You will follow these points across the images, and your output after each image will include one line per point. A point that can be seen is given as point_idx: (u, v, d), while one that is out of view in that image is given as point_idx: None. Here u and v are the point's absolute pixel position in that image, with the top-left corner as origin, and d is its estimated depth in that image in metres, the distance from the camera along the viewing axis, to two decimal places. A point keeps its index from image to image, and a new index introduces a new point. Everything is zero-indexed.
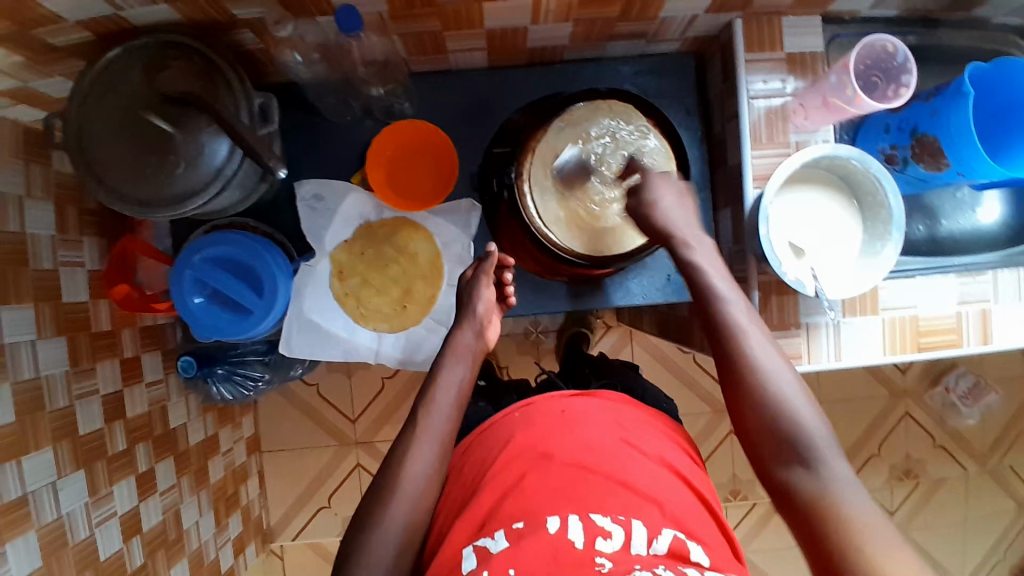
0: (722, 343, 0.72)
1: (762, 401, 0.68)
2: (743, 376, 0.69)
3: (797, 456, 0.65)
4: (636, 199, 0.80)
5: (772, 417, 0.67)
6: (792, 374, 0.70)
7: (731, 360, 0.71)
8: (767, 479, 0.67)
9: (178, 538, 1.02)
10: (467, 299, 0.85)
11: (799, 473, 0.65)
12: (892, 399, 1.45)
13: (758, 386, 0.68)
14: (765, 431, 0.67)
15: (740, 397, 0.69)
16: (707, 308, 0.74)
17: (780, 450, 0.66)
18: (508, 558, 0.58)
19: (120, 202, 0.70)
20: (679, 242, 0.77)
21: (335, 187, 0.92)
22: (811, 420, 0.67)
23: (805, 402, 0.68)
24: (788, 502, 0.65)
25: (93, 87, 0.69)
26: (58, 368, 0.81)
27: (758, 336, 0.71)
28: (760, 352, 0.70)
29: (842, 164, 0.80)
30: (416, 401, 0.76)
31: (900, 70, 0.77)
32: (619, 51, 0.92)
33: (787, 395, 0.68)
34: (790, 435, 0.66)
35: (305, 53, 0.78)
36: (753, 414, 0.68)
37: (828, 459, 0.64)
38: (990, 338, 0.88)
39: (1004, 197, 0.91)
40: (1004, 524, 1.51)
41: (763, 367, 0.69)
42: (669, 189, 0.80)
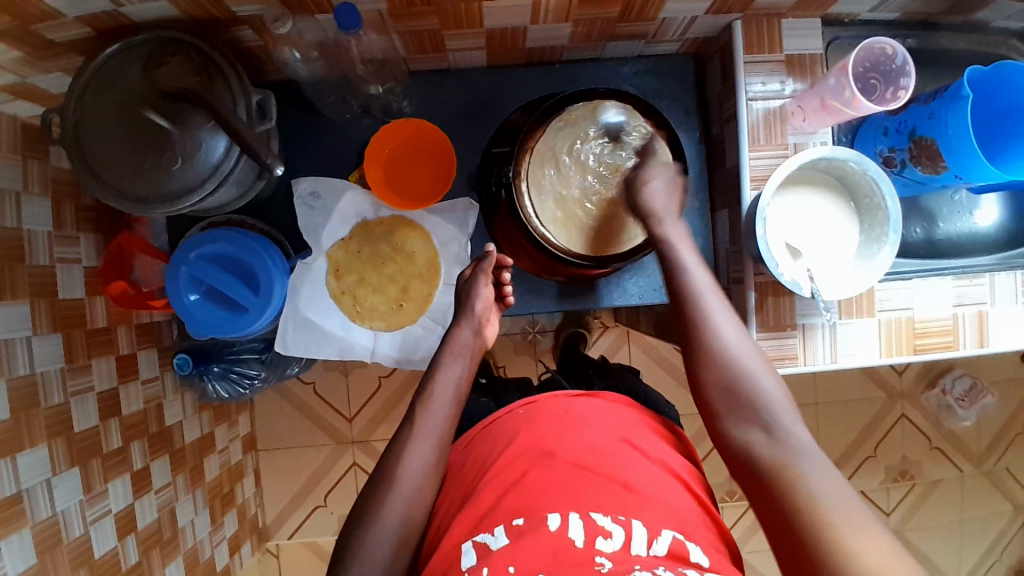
0: (689, 313, 0.75)
1: (724, 366, 0.71)
2: (707, 342, 0.72)
3: (756, 419, 0.67)
4: (632, 174, 0.83)
5: (734, 381, 0.70)
6: (755, 352, 0.72)
7: (697, 337, 0.73)
8: (726, 444, 0.69)
9: (173, 536, 1.01)
10: (465, 298, 0.85)
11: (757, 436, 0.67)
12: (889, 401, 1.46)
13: (722, 361, 0.71)
14: (726, 393, 0.70)
15: (703, 363, 0.72)
16: (676, 279, 0.77)
17: (740, 413, 0.68)
18: (508, 556, 0.58)
19: (118, 199, 0.69)
20: (652, 217, 0.81)
21: (332, 185, 0.92)
22: (771, 387, 0.69)
23: (766, 371, 0.70)
24: (746, 465, 0.66)
25: (91, 83, 0.69)
26: (54, 365, 0.80)
27: (724, 308, 0.75)
28: (724, 323, 0.73)
29: (840, 166, 0.80)
30: (413, 399, 0.77)
31: (899, 73, 0.78)
32: (618, 52, 0.92)
33: (748, 363, 0.71)
34: (749, 398, 0.69)
35: (304, 51, 0.77)
36: (715, 377, 0.71)
37: (786, 425, 0.66)
38: (985, 341, 0.88)
39: (1002, 200, 0.91)
40: (1000, 526, 1.51)
41: (727, 336, 0.72)
42: (661, 174, 0.83)
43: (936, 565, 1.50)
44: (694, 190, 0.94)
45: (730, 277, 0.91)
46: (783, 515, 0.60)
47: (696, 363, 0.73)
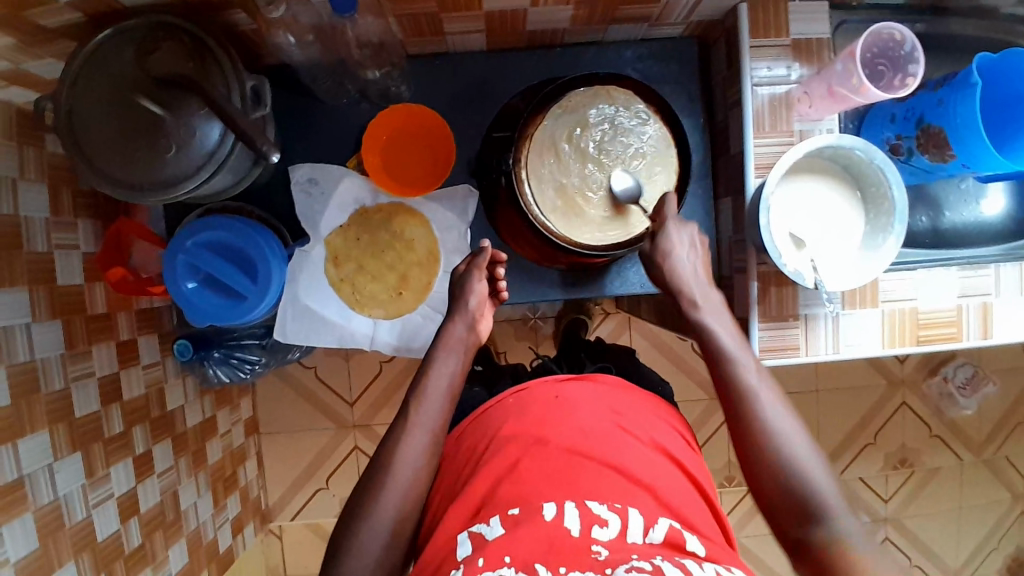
0: (735, 404, 0.71)
1: (775, 459, 0.67)
2: (755, 434, 0.69)
3: (812, 516, 0.64)
4: (652, 244, 0.81)
5: (788, 476, 0.66)
6: (803, 431, 0.69)
7: (738, 419, 0.70)
8: (780, 534, 0.66)
9: (175, 519, 1.02)
10: (459, 293, 0.83)
11: (810, 528, 0.64)
12: (889, 388, 1.45)
13: (767, 444, 0.68)
14: (781, 489, 0.66)
15: (753, 457, 0.68)
16: (714, 360, 0.74)
17: (797, 511, 0.65)
18: (504, 545, 0.58)
19: (112, 186, 0.68)
20: (686, 298, 0.78)
21: (329, 171, 0.91)
22: (824, 479, 0.66)
23: (819, 460, 0.67)
24: (806, 560, 0.64)
25: (84, 69, 0.67)
26: (54, 351, 0.80)
27: (770, 396, 0.71)
28: (772, 414, 0.70)
29: (846, 154, 0.78)
30: (406, 395, 0.75)
31: (907, 60, 0.76)
32: (621, 35, 0.90)
33: (798, 453, 0.67)
34: (806, 494, 0.65)
35: (300, 35, 0.76)
36: (767, 473, 0.67)
37: (843, 518, 0.63)
38: (990, 332, 0.88)
39: (1008, 188, 0.90)
40: (999, 514, 1.52)
41: (775, 428, 0.68)
42: (684, 240, 0.80)
43: (936, 552, 1.50)
44: (697, 177, 0.93)
45: (733, 266, 0.90)
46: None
47: (746, 456, 0.69)
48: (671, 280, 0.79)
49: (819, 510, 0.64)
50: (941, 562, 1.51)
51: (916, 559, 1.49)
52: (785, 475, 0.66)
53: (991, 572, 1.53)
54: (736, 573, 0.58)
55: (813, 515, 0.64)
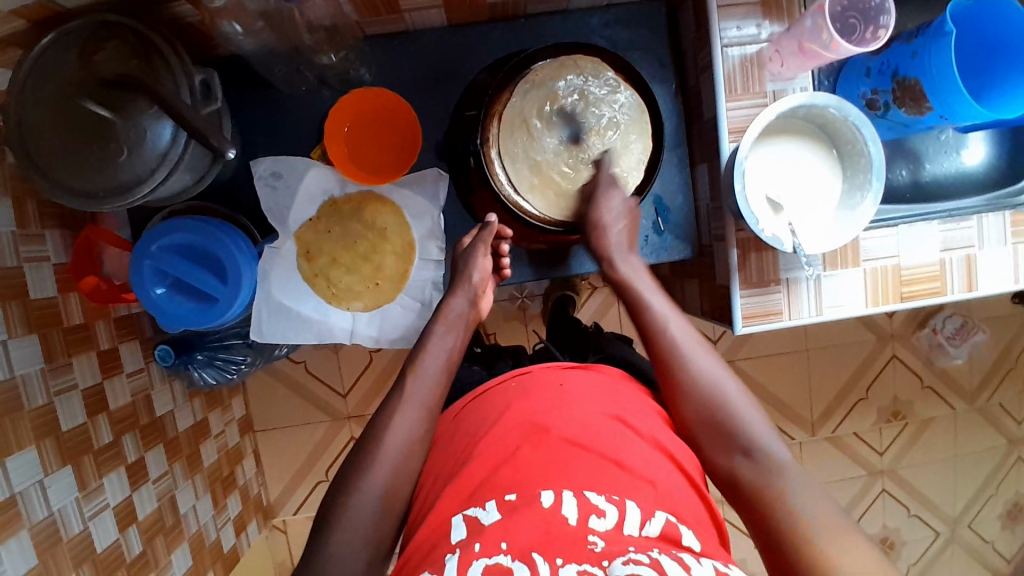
0: (662, 349, 0.75)
1: (697, 395, 0.72)
2: (683, 374, 0.73)
3: (738, 446, 0.68)
4: (585, 211, 0.82)
5: (713, 409, 0.70)
6: (725, 372, 0.74)
7: (664, 363, 0.75)
8: (712, 469, 0.69)
9: (175, 524, 1.02)
10: (462, 267, 0.84)
11: (741, 462, 0.67)
12: (880, 343, 1.46)
13: (692, 383, 0.72)
14: (708, 423, 0.70)
15: (681, 395, 0.72)
16: (640, 314, 0.79)
17: (724, 443, 0.69)
18: (500, 531, 0.57)
19: (66, 196, 0.65)
20: (608, 260, 0.83)
21: (293, 163, 0.89)
22: (749, 414, 0.70)
23: (740, 394, 0.72)
24: (736, 490, 0.67)
25: (31, 75, 0.64)
26: (33, 367, 0.78)
27: (694, 340, 0.76)
28: (694, 355, 0.75)
29: (820, 113, 0.76)
30: (402, 369, 0.76)
31: (878, 11, 0.74)
32: (585, 2, 0.87)
33: (721, 388, 0.72)
34: (730, 424, 0.69)
35: (248, 23, 0.71)
36: (694, 408, 0.71)
37: (766, 444, 0.68)
38: (974, 285, 0.87)
39: (990, 137, 0.88)
40: (994, 459, 1.54)
41: (699, 366, 0.73)
42: (619, 203, 0.82)
43: (933, 501, 1.52)
44: (671, 145, 0.91)
45: (712, 234, 0.88)
46: (773, 533, 0.61)
47: (675, 397, 0.73)
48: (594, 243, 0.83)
49: (746, 442, 0.68)
50: (939, 511, 1.53)
51: (915, 509, 1.52)
52: (710, 409, 0.70)
53: (989, 515, 1.55)
54: (731, 569, 0.58)
55: (741, 446, 0.68)
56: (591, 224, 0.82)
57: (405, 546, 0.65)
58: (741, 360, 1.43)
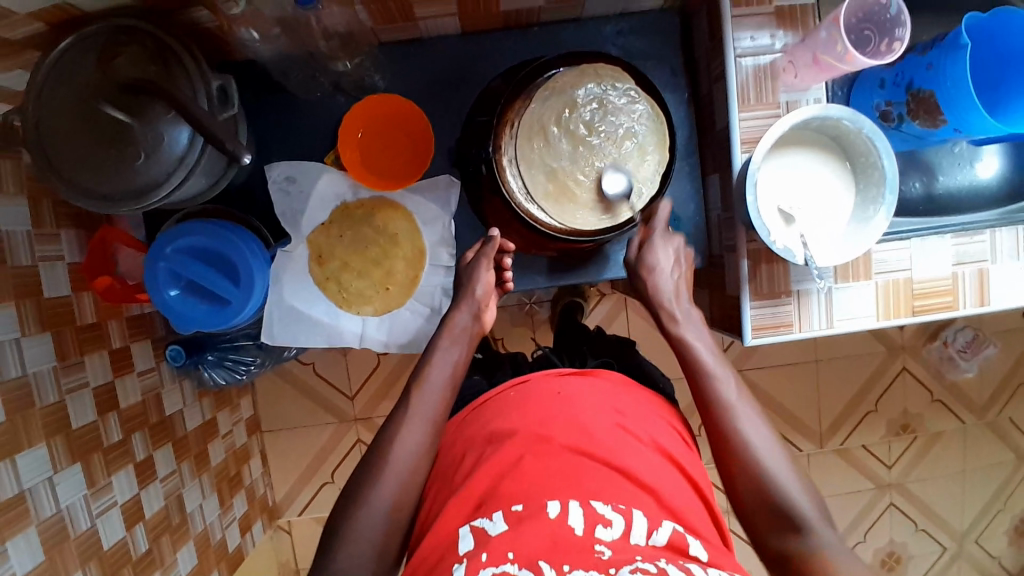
0: (715, 416, 0.73)
1: (754, 471, 0.69)
2: (737, 448, 0.71)
3: (792, 526, 0.66)
4: (637, 255, 0.85)
5: (766, 488, 0.68)
6: (781, 447, 0.71)
7: (720, 431, 0.72)
8: (764, 548, 0.67)
9: (182, 522, 1.03)
10: (466, 282, 0.84)
11: (794, 543, 0.65)
12: (890, 354, 1.45)
13: (747, 457, 0.70)
14: (762, 503, 0.68)
15: (735, 470, 0.70)
16: (696, 376, 0.77)
17: (778, 523, 0.66)
18: (507, 542, 0.57)
19: (84, 199, 0.66)
20: (665, 315, 0.82)
21: (307, 169, 0.89)
22: (805, 497, 0.68)
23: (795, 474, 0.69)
24: (787, 571, 0.65)
25: (49, 79, 0.65)
26: (46, 364, 0.79)
27: (749, 411, 0.73)
28: (751, 428, 0.72)
29: (833, 124, 0.76)
30: (407, 384, 0.76)
31: (893, 24, 0.73)
32: (599, 11, 0.88)
33: (775, 465, 0.69)
34: (785, 505, 0.67)
35: (265, 28, 0.73)
36: (747, 485, 0.69)
37: (819, 527, 0.65)
38: (987, 299, 0.86)
39: (1003, 150, 0.87)
40: (1003, 475, 1.52)
41: (754, 440, 0.71)
42: (667, 253, 0.84)
43: (942, 516, 1.51)
44: (683, 154, 0.92)
45: (723, 244, 0.88)
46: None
47: (728, 472, 0.71)
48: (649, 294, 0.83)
49: (800, 522, 0.65)
50: (947, 527, 1.51)
51: (922, 523, 1.50)
52: (765, 488, 0.68)
53: (998, 531, 1.54)
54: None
55: (796, 526, 0.65)
56: (641, 270, 0.84)
57: (413, 555, 0.65)
58: (749, 370, 1.42)
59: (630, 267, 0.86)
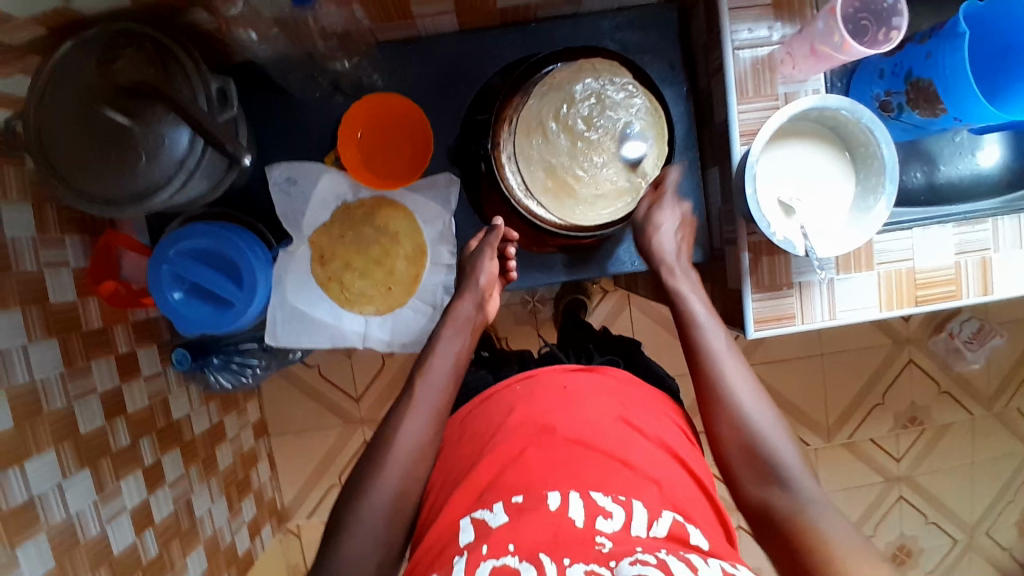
0: (704, 370, 0.73)
1: (741, 425, 0.69)
2: (722, 400, 0.70)
3: (774, 477, 0.65)
4: (644, 214, 0.82)
5: (749, 438, 0.68)
6: (768, 403, 0.71)
7: (708, 385, 0.72)
8: (742, 499, 0.67)
9: (190, 526, 1.03)
10: (469, 270, 0.84)
11: (775, 493, 0.65)
12: (896, 346, 1.44)
13: (734, 411, 0.69)
14: (743, 453, 0.68)
15: (717, 420, 0.70)
16: (686, 329, 0.76)
17: (759, 473, 0.66)
18: (507, 533, 0.57)
19: (86, 202, 0.67)
20: (664, 269, 0.80)
21: (307, 169, 0.90)
22: (790, 451, 0.67)
23: (779, 426, 0.69)
24: (764, 521, 0.65)
25: (50, 84, 0.66)
26: (53, 371, 0.80)
27: (738, 365, 0.73)
28: (739, 382, 0.71)
29: (832, 115, 0.76)
30: (410, 372, 0.76)
31: (890, 13, 0.73)
32: (596, 6, 0.88)
33: (759, 417, 0.69)
34: (767, 455, 0.67)
35: (263, 30, 0.73)
36: (730, 435, 0.69)
37: (800, 479, 0.65)
38: (990, 288, 0.86)
39: (1005, 139, 0.87)
40: (1013, 466, 1.51)
41: (740, 393, 0.70)
42: (672, 215, 0.82)
43: (951, 508, 1.50)
44: (683, 148, 0.92)
45: (724, 238, 0.88)
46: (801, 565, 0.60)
47: (711, 422, 0.71)
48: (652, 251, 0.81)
49: (782, 474, 0.65)
50: (957, 520, 1.50)
51: (932, 516, 1.49)
52: (750, 441, 0.67)
53: (1009, 523, 1.53)
54: (739, 568, 0.58)
55: (778, 478, 0.65)
56: (647, 228, 0.82)
57: (416, 549, 0.65)
58: (754, 365, 1.42)
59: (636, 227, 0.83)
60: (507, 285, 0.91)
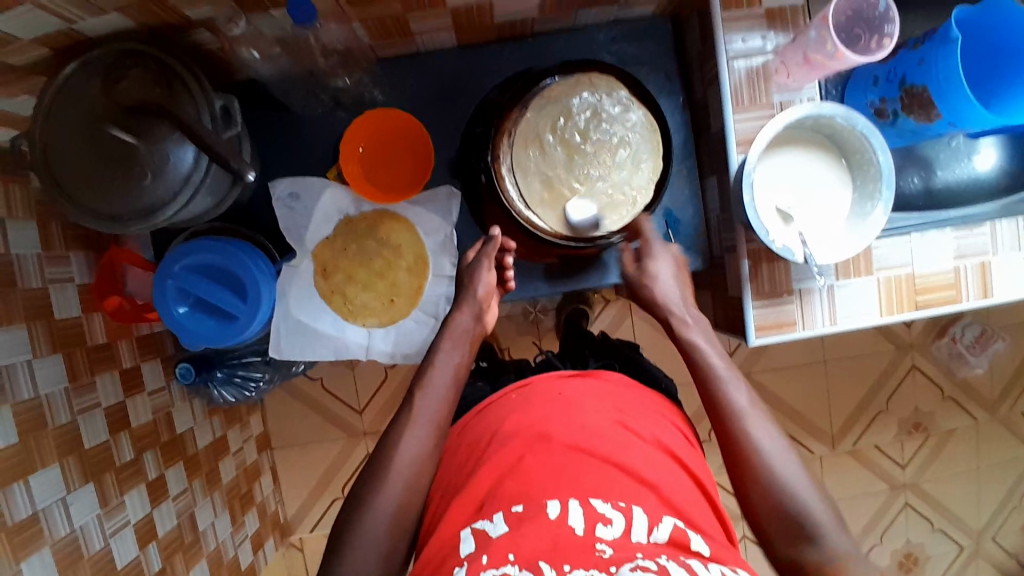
0: (726, 424, 0.73)
1: (768, 482, 0.68)
2: (749, 457, 0.69)
3: (805, 534, 0.65)
4: (636, 269, 0.88)
5: (779, 495, 0.67)
6: (795, 456, 0.70)
7: (731, 440, 0.71)
8: (775, 556, 0.67)
9: (194, 541, 1.03)
10: (467, 281, 0.85)
11: (808, 551, 0.64)
12: (898, 352, 1.44)
13: (760, 467, 0.69)
14: (774, 511, 0.66)
15: (746, 477, 0.69)
16: (706, 385, 0.76)
17: (789, 531, 0.66)
18: (508, 543, 0.57)
19: (92, 219, 0.68)
20: (676, 320, 0.83)
21: (310, 184, 0.91)
22: (819, 505, 0.66)
23: (807, 479, 0.68)
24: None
25: (55, 103, 0.67)
26: (57, 386, 0.80)
27: (761, 419, 0.72)
28: (763, 436, 0.71)
29: (827, 123, 0.77)
30: (411, 384, 0.77)
31: (882, 20, 0.75)
32: (591, 20, 0.89)
33: (787, 471, 0.68)
34: (797, 513, 0.66)
35: (265, 48, 0.76)
36: (759, 493, 0.68)
37: (831, 532, 0.65)
38: (990, 292, 0.86)
39: (1001, 143, 0.88)
40: (1019, 471, 1.50)
41: (766, 449, 0.70)
42: (666, 262, 0.87)
43: (957, 514, 1.49)
44: (680, 157, 0.93)
45: (723, 246, 0.89)
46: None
47: (740, 479, 0.70)
48: (658, 302, 0.85)
49: (813, 530, 0.65)
50: (964, 526, 1.49)
51: (939, 522, 1.48)
52: (779, 499, 0.66)
53: (1014, 529, 1.52)
54: (741, 573, 0.58)
55: (809, 535, 0.65)
56: (642, 280, 0.86)
57: (419, 558, 0.65)
58: (757, 372, 1.42)
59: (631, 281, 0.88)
60: (506, 294, 0.92)
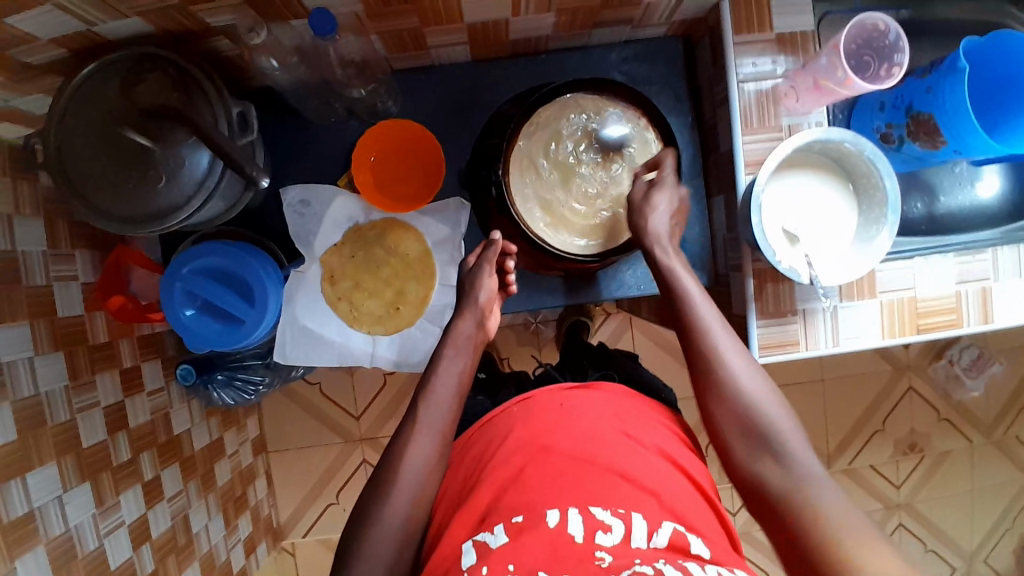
0: (698, 344, 0.74)
1: (735, 400, 0.70)
2: (721, 376, 0.71)
3: (769, 451, 0.67)
4: (643, 195, 0.82)
5: (746, 414, 0.69)
6: (763, 376, 0.72)
7: (702, 360, 0.73)
8: (737, 475, 0.69)
9: (187, 542, 1.02)
10: (467, 287, 0.84)
11: (769, 466, 0.67)
12: (895, 373, 1.45)
13: (728, 384, 0.71)
14: (739, 427, 0.69)
15: (716, 394, 0.71)
16: (680, 311, 0.76)
17: (754, 447, 0.68)
18: (508, 555, 0.58)
19: (104, 220, 0.68)
20: (657, 248, 0.80)
21: (320, 191, 0.91)
22: (787, 422, 0.69)
23: (775, 396, 0.70)
24: (757, 496, 0.67)
25: (72, 105, 0.67)
26: (58, 383, 0.80)
27: (728, 336, 0.74)
28: (732, 355, 0.72)
29: (836, 147, 0.78)
30: (415, 391, 0.76)
31: (892, 49, 0.76)
32: (605, 38, 0.90)
33: (758, 392, 0.70)
34: (763, 429, 0.68)
35: (283, 57, 0.76)
36: (726, 411, 0.70)
37: (796, 453, 0.66)
38: (990, 317, 0.87)
39: (1003, 170, 0.90)
40: (1011, 495, 1.51)
41: (736, 368, 0.71)
42: (670, 196, 0.80)
43: (950, 536, 1.49)
44: (688, 175, 0.94)
45: (728, 264, 0.90)
46: (798, 550, 0.60)
47: (709, 394, 0.72)
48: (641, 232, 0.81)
49: (777, 447, 0.67)
50: (956, 549, 1.50)
51: (931, 544, 1.49)
52: (747, 413, 0.69)
53: (1007, 550, 1.52)
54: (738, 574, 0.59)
55: (773, 452, 0.67)
56: (641, 211, 0.81)
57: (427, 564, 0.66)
58: None
59: (630, 209, 0.82)
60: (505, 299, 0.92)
